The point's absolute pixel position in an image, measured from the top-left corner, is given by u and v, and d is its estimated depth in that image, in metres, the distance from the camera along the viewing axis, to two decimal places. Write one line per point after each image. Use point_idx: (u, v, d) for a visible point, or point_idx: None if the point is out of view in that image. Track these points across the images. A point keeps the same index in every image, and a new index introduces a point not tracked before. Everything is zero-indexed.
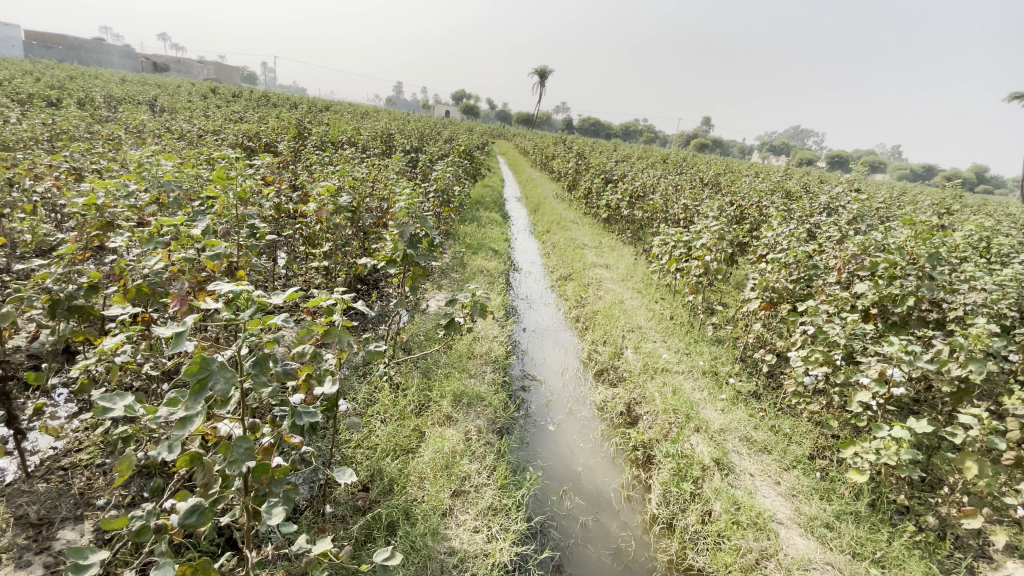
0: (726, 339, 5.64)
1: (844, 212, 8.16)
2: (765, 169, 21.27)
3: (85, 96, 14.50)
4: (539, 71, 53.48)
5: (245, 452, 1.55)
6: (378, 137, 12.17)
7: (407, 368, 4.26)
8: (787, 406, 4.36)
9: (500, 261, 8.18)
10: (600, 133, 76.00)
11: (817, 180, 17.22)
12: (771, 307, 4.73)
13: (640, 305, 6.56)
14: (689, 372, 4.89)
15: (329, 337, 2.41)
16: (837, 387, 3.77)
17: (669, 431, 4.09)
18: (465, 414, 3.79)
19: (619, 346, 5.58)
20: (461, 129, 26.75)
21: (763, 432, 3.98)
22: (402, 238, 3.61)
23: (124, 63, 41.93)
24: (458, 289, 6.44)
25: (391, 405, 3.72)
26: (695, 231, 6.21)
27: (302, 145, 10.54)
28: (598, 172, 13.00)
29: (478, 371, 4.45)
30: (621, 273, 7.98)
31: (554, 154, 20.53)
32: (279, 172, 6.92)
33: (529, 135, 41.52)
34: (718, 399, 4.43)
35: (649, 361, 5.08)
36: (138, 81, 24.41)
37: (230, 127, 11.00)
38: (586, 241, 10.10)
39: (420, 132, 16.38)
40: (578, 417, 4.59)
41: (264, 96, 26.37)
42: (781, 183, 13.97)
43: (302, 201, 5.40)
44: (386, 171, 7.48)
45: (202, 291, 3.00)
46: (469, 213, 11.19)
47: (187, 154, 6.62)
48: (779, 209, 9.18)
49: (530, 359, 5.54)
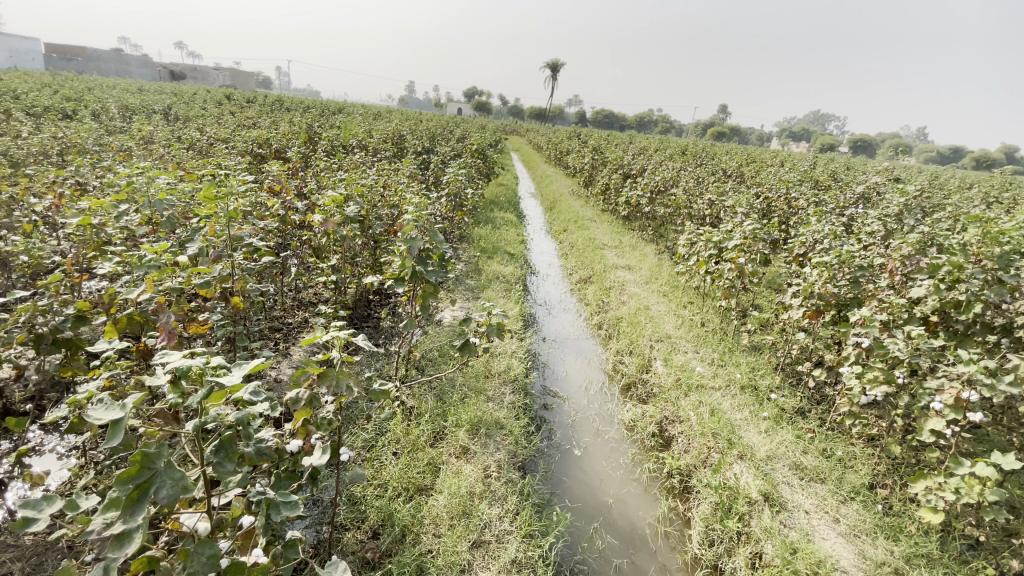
0: (763, 348, 5.24)
1: (883, 204, 7.61)
2: (788, 158, 20.53)
3: (101, 108, 14.56)
4: (552, 63, 52.93)
5: (207, 561, 1.20)
6: (389, 138, 11.92)
7: (421, 391, 3.97)
8: (838, 425, 3.96)
9: (517, 266, 7.85)
10: (615, 126, 74.93)
11: (843, 168, 16.51)
12: (817, 315, 4.31)
13: (668, 311, 6.18)
14: (726, 387, 4.50)
15: (325, 381, 2.09)
16: (899, 409, 3.35)
17: (708, 457, 3.74)
18: (484, 445, 3.48)
19: (647, 357, 5.22)
20: (474, 128, 26.47)
21: (813, 457, 3.60)
22: (411, 254, 3.30)
23: (142, 73, 42.72)
24: (474, 299, 6.14)
25: (405, 435, 3.42)
26: (726, 231, 5.79)
27: (312, 150, 10.34)
28: (616, 168, 12.58)
29: (496, 394, 4.13)
30: (645, 275, 7.57)
31: (568, 149, 20.10)
32: (289, 180, 6.69)
33: (544, 131, 41.10)
34: (761, 419, 4.04)
35: (682, 376, 4.70)
36: (155, 91, 24.74)
37: (241, 134, 10.86)
38: (605, 240, 9.71)
39: (432, 131, 16.10)
40: (605, 438, 4.25)
41: (278, 100, 26.41)
42: (810, 173, 13.32)
43: (309, 211, 5.14)
44: (396, 176, 7.20)
45: (194, 324, 2.71)
46: (484, 214, 10.88)
47: (193, 165, 6.43)
48: (811, 202, 8.64)
49: (551, 373, 5.20)
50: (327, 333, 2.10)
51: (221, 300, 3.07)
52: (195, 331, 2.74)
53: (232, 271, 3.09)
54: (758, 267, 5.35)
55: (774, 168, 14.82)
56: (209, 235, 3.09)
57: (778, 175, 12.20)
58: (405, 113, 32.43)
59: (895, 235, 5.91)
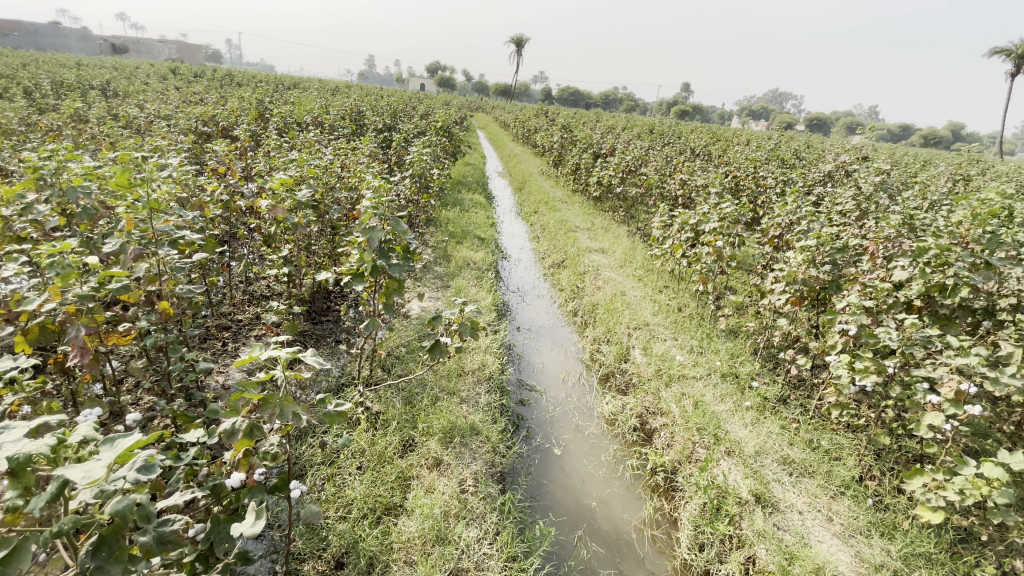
0: (741, 333, 5.13)
1: (852, 183, 7.60)
2: (753, 135, 20.69)
3: (25, 82, 13.23)
4: (516, 39, 51.84)
5: None
6: (349, 116, 11.24)
7: (388, 394, 3.65)
8: (821, 414, 3.88)
9: (487, 250, 7.53)
10: (580, 103, 74.47)
11: (805, 145, 16.74)
12: (801, 301, 4.18)
13: (644, 295, 6.00)
14: (707, 376, 4.35)
15: (265, 410, 1.75)
16: (894, 399, 3.32)
17: (694, 453, 3.58)
18: (458, 455, 3.20)
19: (626, 346, 5.04)
20: (438, 105, 25.62)
21: (800, 450, 3.51)
22: (371, 247, 2.91)
23: (76, 44, 39.51)
24: (442, 288, 5.79)
25: (370, 447, 3.12)
26: (704, 213, 5.60)
27: (264, 128, 9.60)
28: (585, 146, 12.30)
29: (470, 394, 3.85)
30: (619, 257, 7.38)
31: (536, 127, 19.62)
32: (236, 160, 6.10)
33: (509, 108, 40.36)
34: (744, 409, 3.92)
35: (662, 366, 4.53)
36: (89, 63, 22.81)
37: (184, 111, 9.99)
38: (577, 222, 9.47)
39: (394, 107, 15.34)
40: (586, 435, 4.04)
41: (228, 75, 24.85)
42: (776, 151, 13.39)
43: (257, 197, 4.64)
44: (355, 156, 6.69)
45: (115, 334, 2.34)
46: (451, 196, 10.44)
47: (124, 145, 5.76)
48: (780, 180, 8.59)
49: (527, 365, 4.95)
50: (267, 352, 1.76)
51: (145, 305, 2.61)
52: (117, 341, 2.37)
53: (157, 270, 2.61)
54: (738, 251, 5.19)
55: (740, 147, 14.88)
56: (125, 229, 2.55)
57: (745, 154, 12.19)
58: (367, 89, 30.99)
59: (868, 215, 5.87)
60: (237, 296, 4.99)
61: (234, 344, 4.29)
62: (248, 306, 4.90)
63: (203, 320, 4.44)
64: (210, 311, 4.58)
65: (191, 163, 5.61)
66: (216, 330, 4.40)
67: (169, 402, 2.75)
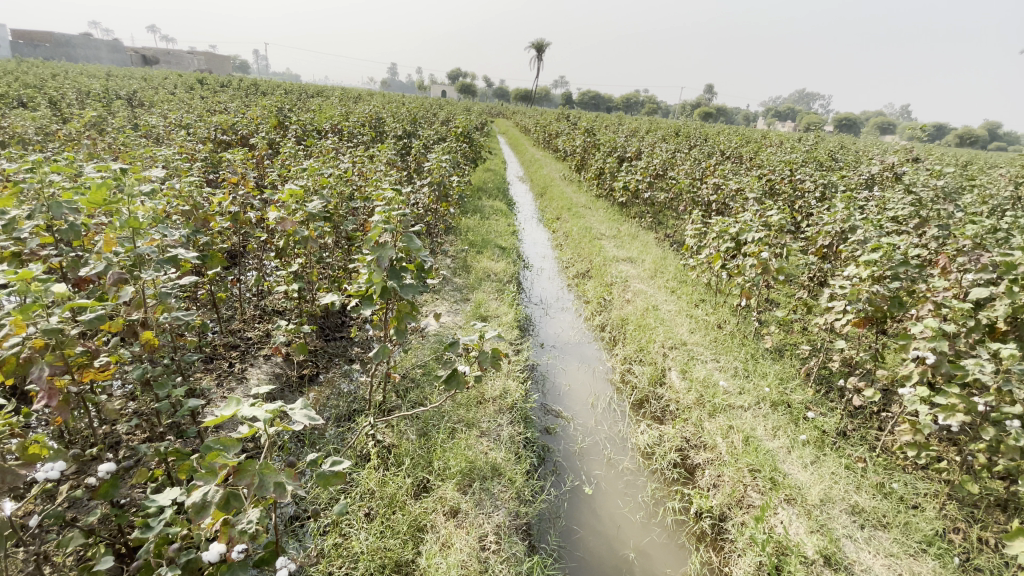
0: (789, 354, 4.67)
1: (903, 187, 7.01)
2: (783, 137, 19.88)
3: (56, 94, 13.51)
4: (537, 45, 51.83)
5: None
6: (368, 122, 11.08)
7: (402, 427, 3.33)
8: (890, 453, 3.41)
9: (508, 260, 7.19)
10: (601, 107, 73.92)
11: (839, 147, 15.98)
12: (866, 322, 3.69)
13: (679, 310, 5.56)
14: (755, 405, 3.90)
15: (241, 480, 1.43)
16: (985, 442, 2.82)
17: (745, 497, 3.14)
18: (479, 501, 2.85)
19: (661, 367, 4.62)
20: (458, 112, 25.52)
21: (869, 496, 3.05)
22: (380, 267, 2.57)
23: (112, 58, 40.91)
24: (462, 303, 5.47)
25: (380, 490, 2.79)
26: (745, 221, 5.15)
27: (282, 136, 9.48)
28: (609, 150, 11.89)
29: (492, 426, 3.50)
30: (648, 267, 6.96)
31: (558, 131, 19.24)
32: (250, 169, 5.89)
33: (529, 113, 40.24)
34: (800, 445, 3.48)
35: (704, 392, 4.10)
36: (120, 76, 23.52)
37: (205, 120, 9.95)
38: (603, 229, 9.06)
39: (413, 112, 15.18)
40: (620, 470, 3.63)
41: (253, 84, 25.26)
42: (812, 153, 12.73)
43: (267, 208, 4.38)
44: (372, 164, 6.43)
45: (90, 369, 2.06)
46: (471, 203, 10.16)
47: (136, 155, 5.61)
48: (821, 184, 8.03)
49: (552, 387, 4.56)
50: (247, 410, 1.45)
51: (127, 334, 2.32)
52: (94, 377, 2.10)
53: (142, 295, 2.32)
54: (786, 263, 4.72)
55: (771, 149, 14.27)
56: (106, 250, 2.26)
57: (779, 156, 11.60)
58: (390, 95, 31.04)
59: (928, 223, 5.31)
60: (247, 312, 4.77)
61: (241, 366, 4.05)
62: (258, 323, 4.66)
63: (210, 338, 4.21)
64: (218, 329, 4.36)
65: (203, 172, 5.41)
66: (224, 350, 4.17)
67: (157, 441, 2.47)
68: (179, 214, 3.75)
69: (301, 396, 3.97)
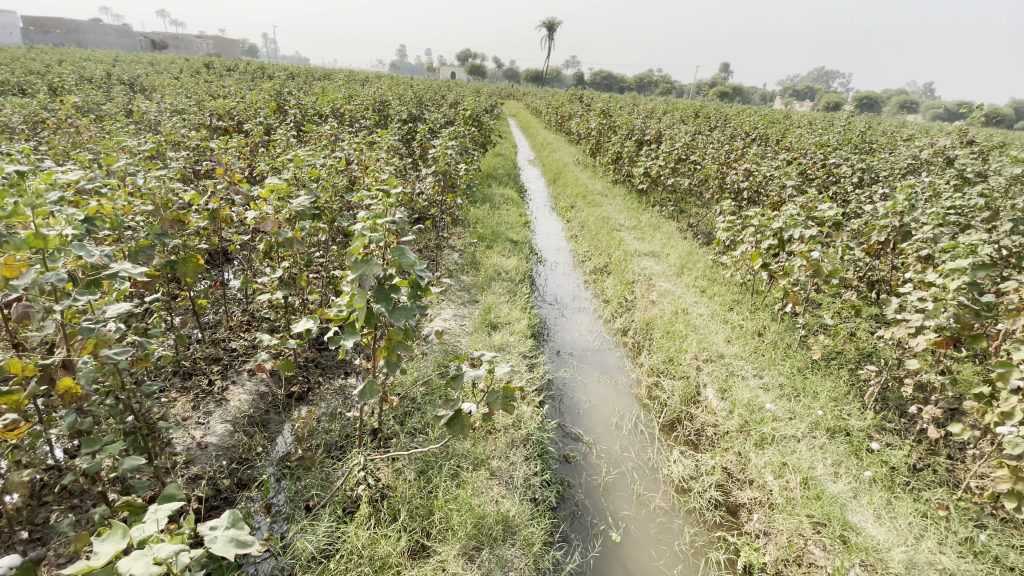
0: (840, 367, 4.12)
1: (961, 170, 6.28)
2: (808, 117, 18.84)
3: (55, 78, 13.08)
4: (548, 24, 50.53)
5: None
6: (372, 106, 10.50)
7: (399, 466, 2.86)
8: (977, 499, 2.87)
9: (521, 255, 6.66)
10: (613, 87, 72.17)
11: (870, 127, 15.04)
12: (948, 341, 3.10)
13: (711, 315, 5.00)
14: (809, 434, 3.37)
15: None
16: None
17: (806, 554, 2.63)
18: (487, 566, 2.38)
19: (694, 383, 4.10)
20: (468, 93, 24.74)
21: (958, 557, 2.53)
22: (363, 289, 2.05)
23: (121, 43, 40.53)
24: (470, 306, 4.99)
25: (370, 553, 2.34)
26: (790, 215, 4.54)
27: (281, 121, 8.94)
28: (627, 133, 11.20)
29: (503, 463, 3.03)
30: (673, 262, 6.39)
31: (570, 113, 18.45)
32: (239, 159, 5.39)
33: (539, 94, 39.20)
34: (866, 486, 2.95)
35: (746, 415, 3.58)
36: (126, 60, 23.26)
37: (202, 105, 9.45)
38: (621, 219, 8.44)
39: (419, 95, 14.57)
40: (652, 510, 3.12)
41: (260, 67, 24.66)
42: (846, 134, 11.88)
43: (251, 203, 3.90)
44: (371, 150, 5.88)
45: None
46: (481, 191, 9.60)
47: (114, 145, 5.12)
48: (862, 170, 7.35)
49: (570, 405, 4.05)
50: (128, 563, 1.01)
51: (43, 380, 1.91)
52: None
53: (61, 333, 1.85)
54: (839, 264, 4.13)
55: (800, 130, 13.41)
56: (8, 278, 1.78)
57: (811, 137, 10.82)
58: (399, 77, 30.08)
59: (1001, 215, 4.64)
60: (234, 319, 4.33)
61: (221, 385, 3.61)
62: (246, 332, 4.22)
63: (189, 352, 3.78)
64: (199, 342, 3.93)
65: (185, 163, 4.92)
66: (204, 366, 3.75)
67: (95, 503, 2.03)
68: (145, 213, 3.27)
69: (289, 418, 3.52)
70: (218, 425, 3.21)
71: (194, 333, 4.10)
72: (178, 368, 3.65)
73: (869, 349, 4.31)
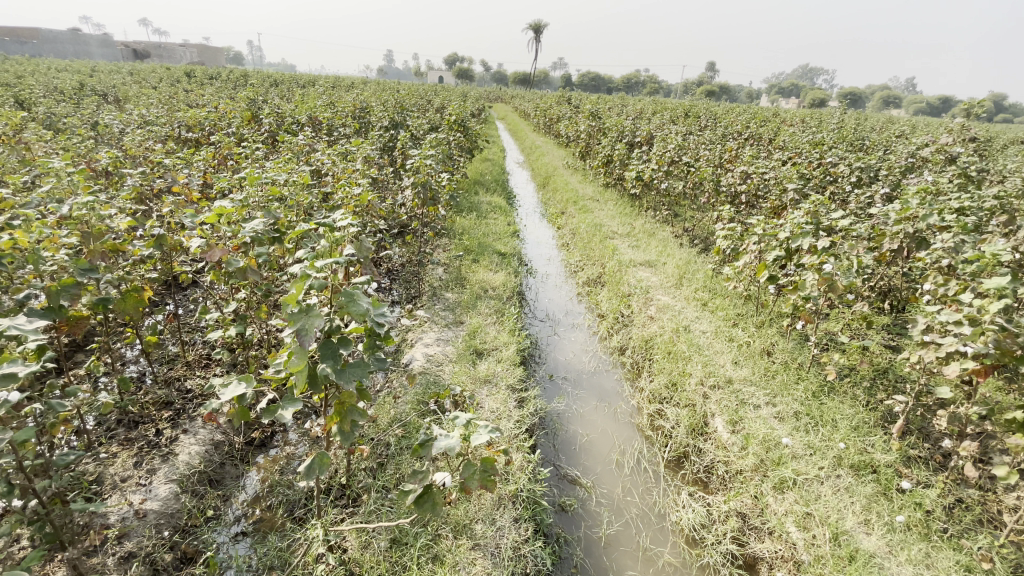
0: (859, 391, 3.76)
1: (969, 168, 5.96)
2: (799, 113, 18.60)
3: (26, 91, 12.60)
4: (534, 27, 50.47)
5: None
6: (354, 113, 10.11)
7: (366, 536, 2.47)
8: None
9: (509, 268, 6.29)
10: (601, 88, 72.05)
11: (862, 124, 14.82)
12: (990, 370, 2.74)
13: (714, 332, 4.64)
14: (832, 474, 3.01)
15: None
16: None
17: None
18: None
19: (701, 412, 3.73)
20: (455, 97, 24.32)
21: None
22: (302, 348, 1.66)
23: (102, 53, 39.87)
24: (454, 328, 4.60)
25: None
26: (797, 224, 4.20)
27: (256, 130, 8.52)
28: (618, 136, 10.86)
29: (489, 525, 2.64)
30: (670, 272, 6.04)
31: (559, 115, 18.13)
32: (199, 175, 4.96)
33: (527, 96, 38.96)
34: (902, 537, 2.59)
35: (761, 452, 3.21)
36: (106, 70, 22.88)
37: (175, 115, 9.02)
38: (614, 225, 8.09)
39: (404, 100, 14.18)
40: (661, 567, 2.73)
41: (243, 75, 24.28)
42: (840, 131, 11.61)
43: (202, 228, 3.49)
44: (344, 161, 5.48)
45: None
46: (467, 199, 9.22)
47: (60, 163, 4.69)
48: (864, 170, 7.05)
49: (566, 441, 3.66)
50: None
51: None
52: None
53: None
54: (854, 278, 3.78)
55: (793, 127, 13.14)
56: None
57: (806, 135, 10.52)
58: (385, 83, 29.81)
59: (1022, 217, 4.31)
60: (192, 354, 3.91)
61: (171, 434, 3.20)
62: (204, 369, 3.80)
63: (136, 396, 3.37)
64: (150, 384, 3.52)
65: (138, 183, 4.50)
66: (154, 412, 3.33)
67: None
68: (73, 245, 2.87)
69: (247, 471, 3.11)
70: (160, 486, 2.76)
71: (145, 373, 3.68)
72: (123, 416, 3.23)
73: (887, 367, 3.97)
